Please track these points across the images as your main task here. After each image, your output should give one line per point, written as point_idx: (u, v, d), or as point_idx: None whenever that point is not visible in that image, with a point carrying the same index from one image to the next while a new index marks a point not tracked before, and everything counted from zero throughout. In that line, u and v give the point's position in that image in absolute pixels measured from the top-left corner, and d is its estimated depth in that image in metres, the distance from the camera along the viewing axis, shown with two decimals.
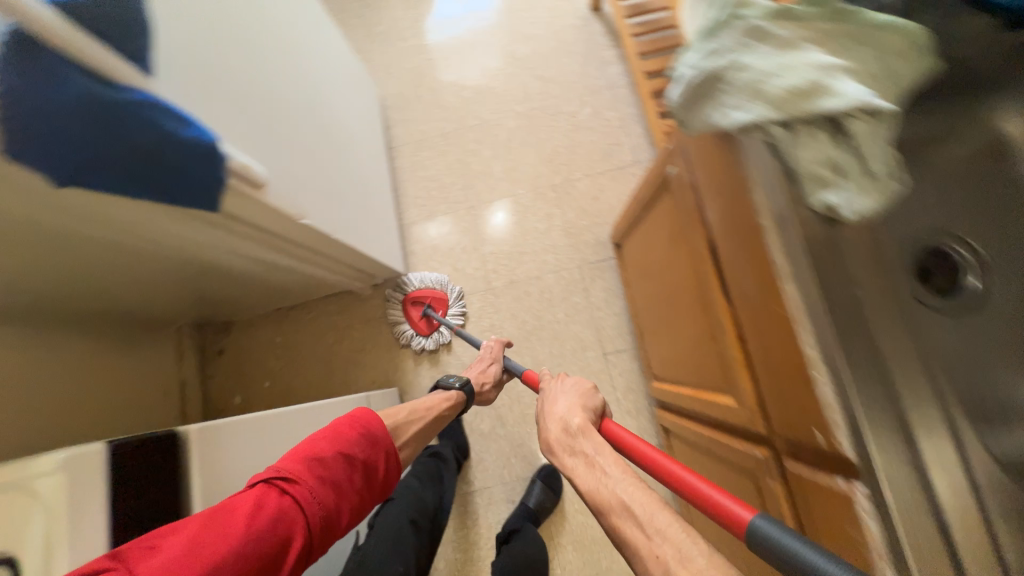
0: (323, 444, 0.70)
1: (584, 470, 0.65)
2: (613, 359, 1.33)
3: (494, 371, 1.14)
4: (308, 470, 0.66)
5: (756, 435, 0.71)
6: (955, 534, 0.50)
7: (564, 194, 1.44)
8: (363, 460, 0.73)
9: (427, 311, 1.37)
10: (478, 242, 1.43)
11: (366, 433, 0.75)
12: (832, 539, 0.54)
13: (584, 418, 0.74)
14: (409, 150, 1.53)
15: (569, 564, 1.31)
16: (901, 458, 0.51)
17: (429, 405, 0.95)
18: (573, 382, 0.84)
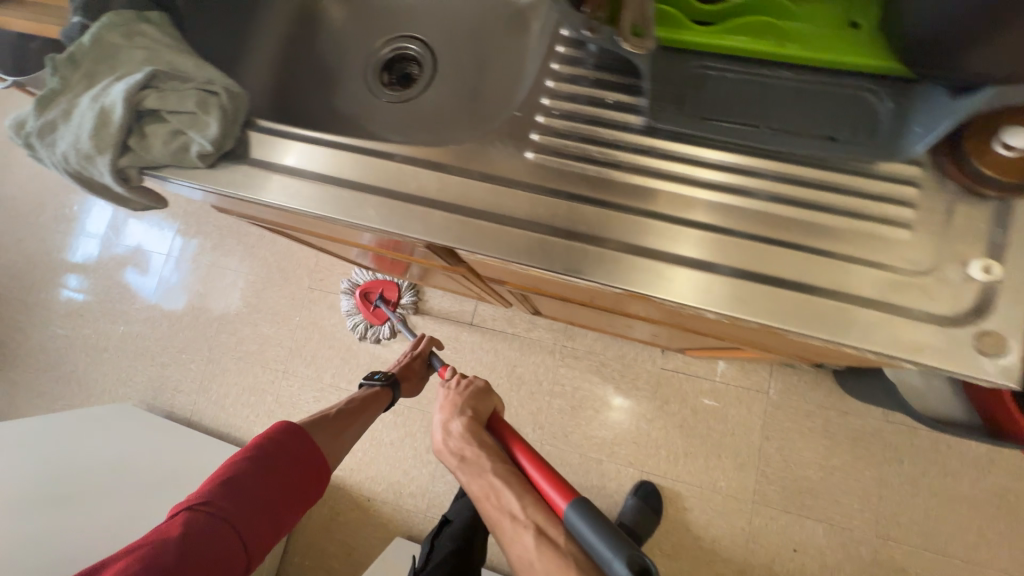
0: (241, 462, 0.72)
1: (468, 474, 0.71)
2: (480, 321, 1.35)
3: (417, 364, 1.10)
4: (220, 483, 0.70)
5: (463, 269, 0.66)
6: (575, 204, 0.42)
7: (321, 280, 1.45)
8: (284, 460, 0.75)
9: (378, 301, 1.34)
10: (317, 379, 1.40)
11: (284, 444, 0.77)
12: (646, 307, 0.51)
13: (463, 422, 0.78)
14: (204, 398, 1.45)
15: (653, 461, 1.20)
16: (470, 209, 0.44)
17: (353, 404, 0.92)
18: (466, 382, 0.87)
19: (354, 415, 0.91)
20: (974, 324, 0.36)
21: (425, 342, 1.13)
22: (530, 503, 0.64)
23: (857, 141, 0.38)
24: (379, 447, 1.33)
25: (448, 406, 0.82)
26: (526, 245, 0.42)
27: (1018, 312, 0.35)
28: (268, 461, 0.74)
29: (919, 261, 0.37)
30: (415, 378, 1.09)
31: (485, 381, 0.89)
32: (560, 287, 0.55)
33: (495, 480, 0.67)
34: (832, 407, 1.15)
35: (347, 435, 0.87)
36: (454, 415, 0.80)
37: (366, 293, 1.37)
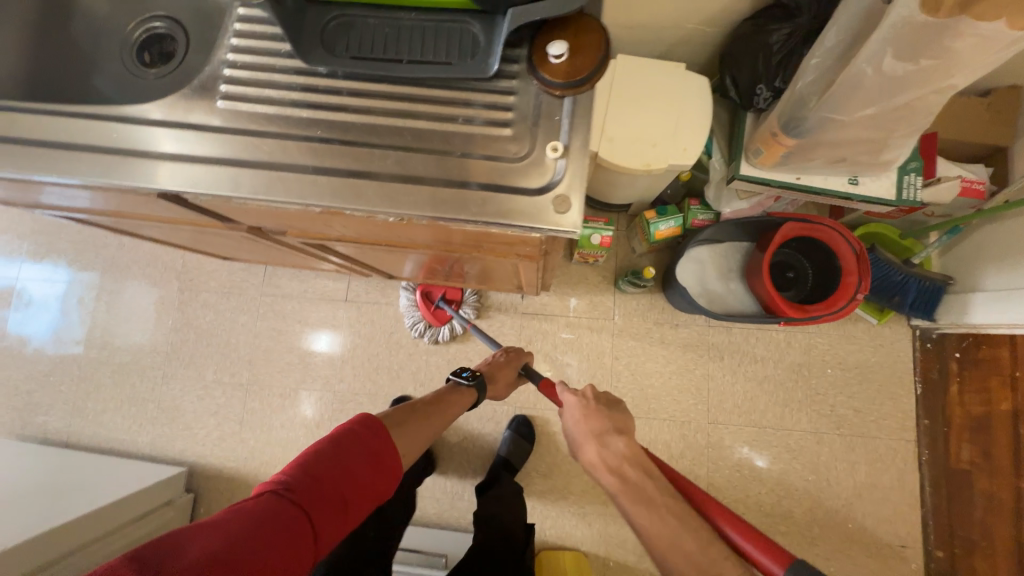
0: (324, 451, 0.64)
1: (638, 508, 0.63)
2: (355, 297, 1.41)
3: (503, 365, 1.07)
4: (300, 472, 0.61)
5: (247, 228, 0.73)
6: (262, 142, 0.51)
7: (191, 281, 1.44)
8: (366, 457, 0.66)
9: (440, 303, 1.31)
10: (198, 378, 1.40)
11: (369, 437, 0.68)
12: (371, 229, 0.61)
13: (628, 445, 0.71)
14: (79, 418, 1.41)
15: (527, 397, 1.32)
16: (179, 156, 0.52)
17: (430, 401, 0.87)
18: (603, 394, 0.80)
19: (429, 414, 0.84)
20: (548, 193, 0.48)
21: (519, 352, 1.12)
22: (702, 543, 0.58)
23: (462, 62, 0.49)
24: (270, 431, 1.36)
25: (592, 417, 0.76)
26: (224, 180, 0.50)
27: (578, 179, 0.48)
28: (350, 453, 0.65)
29: (517, 151, 0.49)
30: (505, 381, 1.06)
31: (617, 397, 0.82)
32: (317, 227, 0.64)
33: (675, 523, 0.60)
34: (665, 322, 1.33)
35: (422, 434, 0.80)
36: (609, 430, 0.74)
37: (427, 293, 1.33)
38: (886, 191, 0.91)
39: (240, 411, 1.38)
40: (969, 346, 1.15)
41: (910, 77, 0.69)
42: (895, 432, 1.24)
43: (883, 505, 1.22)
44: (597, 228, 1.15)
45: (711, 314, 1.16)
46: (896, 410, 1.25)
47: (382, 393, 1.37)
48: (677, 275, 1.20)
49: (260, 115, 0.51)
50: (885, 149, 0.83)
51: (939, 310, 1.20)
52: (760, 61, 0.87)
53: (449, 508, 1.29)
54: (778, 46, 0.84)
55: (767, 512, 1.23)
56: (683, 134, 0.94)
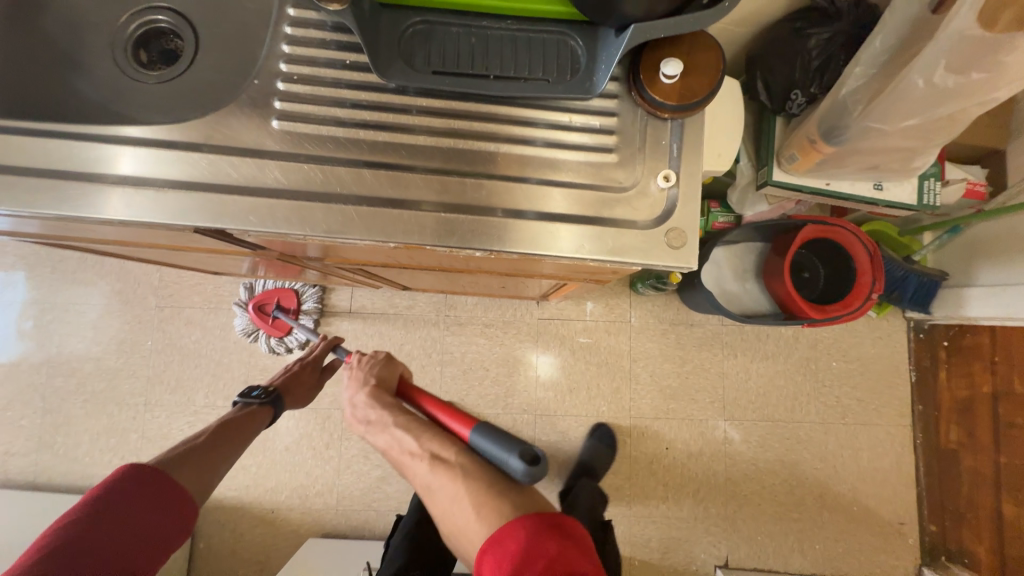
0: (72, 518, 0.57)
1: (382, 437, 0.65)
2: (358, 308, 1.32)
3: (317, 372, 1.02)
4: (54, 552, 0.54)
5: (277, 254, 0.65)
6: (327, 168, 0.44)
7: (170, 297, 1.30)
8: (128, 508, 0.60)
9: (276, 311, 1.25)
10: (188, 402, 1.28)
11: (131, 485, 0.62)
12: (438, 257, 0.56)
13: (372, 387, 0.71)
14: (48, 455, 1.25)
15: (545, 403, 1.30)
16: (225, 186, 0.43)
17: (220, 424, 0.80)
18: (371, 355, 0.78)
19: (221, 435, 0.77)
20: (664, 225, 0.45)
21: (326, 347, 1.03)
22: (425, 436, 0.61)
23: (563, 79, 0.43)
24: (273, 456, 1.27)
25: (353, 380, 0.73)
26: (284, 215, 0.43)
27: (693, 210, 0.45)
28: (106, 512, 0.58)
29: (624, 180, 0.45)
30: (307, 385, 1.01)
31: (389, 352, 0.79)
32: (378, 253, 0.58)
33: (404, 433, 0.62)
34: (679, 323, 1.33)
35: (220, 461, 0.74)
36: (362, 384, 0.72)
37: (261, 306, 1.27)
38: (908, 197, 0.94)
39: None
40: (955, 335, 1.25)
41: (956, 91, 0.70)
42: (892, 419, 1.32)
43: (882, 487, 1.30)
44: None
45: (731, 315, 1.17)
46: (893, 397, 1.33)
47: None
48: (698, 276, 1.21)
49: (323, 136, 0.44)
50: (915, 158, 0.84)
51: (934, 303, 1.26)
52: (796, 67, 0.86)
53: None
54: (816, 51, 0.83)
55: (779, 501, 1.29)
56: (719, 139, 0.92)
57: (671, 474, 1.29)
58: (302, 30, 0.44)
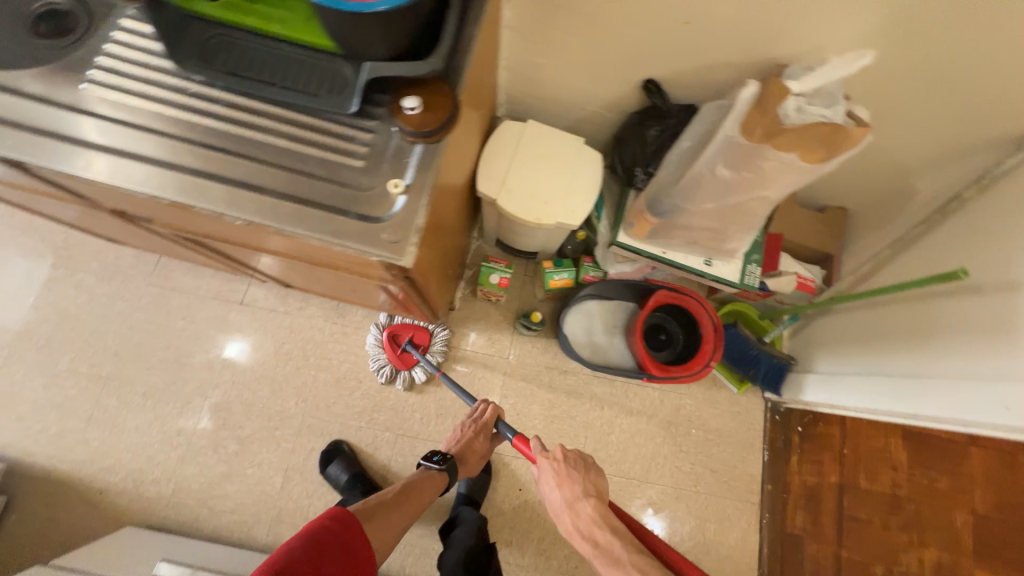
0: (293, 549, 0.75)
1: (608, 564, 0.74)
2: (251, 300, 1.37)
3: (484, 443, 1.11)
4: (284, 573, 0.72)
5: (114, 212, 0.72)
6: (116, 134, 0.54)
7: (69, 259, 1.33)
8: (335, 552, 0.79)
9: (407, 346, 1.30)
10: (49, 364, 1.26)
11: (340, 532, 0.81)
12: (226, 232, 0.63)
13: (592, 505, 0.84)
14: None
15: (412, 425, 1.32)
16: (27, 130, 0.53)
17: (407, 485, 0.98)
18: (575, 458, 0.92)
19: (401, 499, 0.95)
20: (385, 223, 0.53)
21: (489, 415, 1.12)
22: None
23: (327, 95, 0.54)
24: (120, 434, 1.24)
25: (565, 484, 0.88)
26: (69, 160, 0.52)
27: (413, 214, 0.54)
28: (320, 550, 0.77)
29: (365, 182, 0.55)
30: (477, 454, 1.10)
31: (593, 459, 0.93)
32: (169, 216, 0.63)
33: (638, 572, 0.72)
34: (555, 368, 1.40)
35: (396, 521, 0.91)
36: (579, 496, 0.86)
37: (393, 336, 1.32)
38: (732, 274, 1.06)
39: (89, 409, 1.25)
40: (809, 423, 1.31)
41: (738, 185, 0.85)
42: (743, 495, 1.36)
43: (725, 564, 1.31)
44: (497, 269, 1.25)
45: (589, 365, 1.25)
46: (745, 474, 1.38)
47: (258, 403, 1.30)
48: (564, 322, 1.30)
49: (123, 103, 0.54)
50: (728, 238, 0.99)
51: (784, 386, 1.36)
52: (638, 149, 1.03)
53: None
54: (653, 139, 0.99)
55: None
56: (574, 196, 1.05)
57: (520, 518, 1.28)
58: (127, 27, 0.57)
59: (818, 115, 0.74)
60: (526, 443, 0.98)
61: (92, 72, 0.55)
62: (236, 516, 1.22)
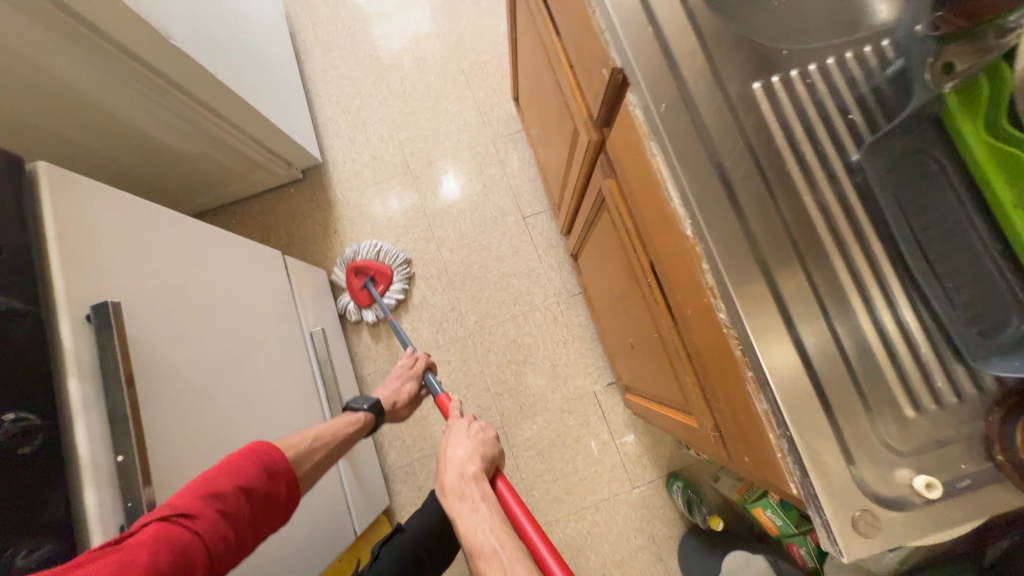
0: (220, 478, 0.59)
1: (466, 513, 0.63)
2: (531, 223, 1.37)
3: (409, 389, 1.04)
4: (213, 507, 0.56)
5: (590, 146, 0.69)
6: (722, 155, 0.45)
7: (472, 75, 1.46)
8: (257, 499, 0.62)
9: (367, 284, 1.29)
10: (396, 128, 1.45)
11: (266, 465, 0.65)
12: (671, 275, 0.54)
13: (480, 463, 0.70)
14: (319, 53, 1.51)
15: (516, 433, 1.26)
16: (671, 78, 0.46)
17: (336, 428, 0.82)
18: (480, 428, 0.78)
19: (331, 447, 0.79)
20: (869, 505, 0.37)
21: (419, 366, 1.05)
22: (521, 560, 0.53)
23: (968, 330, 0.38)
24: (378, 212, 1.41)
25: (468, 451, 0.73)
26: (675, 137, 0.45)
27: (909, 533, 0.37)
28: (243, 486, 0.61)
29: (895, 440, 0.39)
30: (405, 405, 1.03)
31: (498, 434, 0.79)
32: (642, 211, 0.56)
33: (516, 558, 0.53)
34: (657, 545, 1.18)
35: (324, 462, 0.78)
36: (469, 462, 0.70)
37: (354, 270, 1.30)
38: None
39: (383, 177, 1.43)
40: None
41: None
42: None
43: None
44: None
45: None
46: None
47: (457, 291, 1.35)
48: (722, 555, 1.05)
49: (763, 124, 0.45)
50: None
51: None
52: None
53: None
54: None
55: None
56: None
57: None
58: (845, 60, 0.45)
59: None
60: (446, 403, 0.92)
61: (772, 74, 0.45)
62: (369, 339, 1.33)
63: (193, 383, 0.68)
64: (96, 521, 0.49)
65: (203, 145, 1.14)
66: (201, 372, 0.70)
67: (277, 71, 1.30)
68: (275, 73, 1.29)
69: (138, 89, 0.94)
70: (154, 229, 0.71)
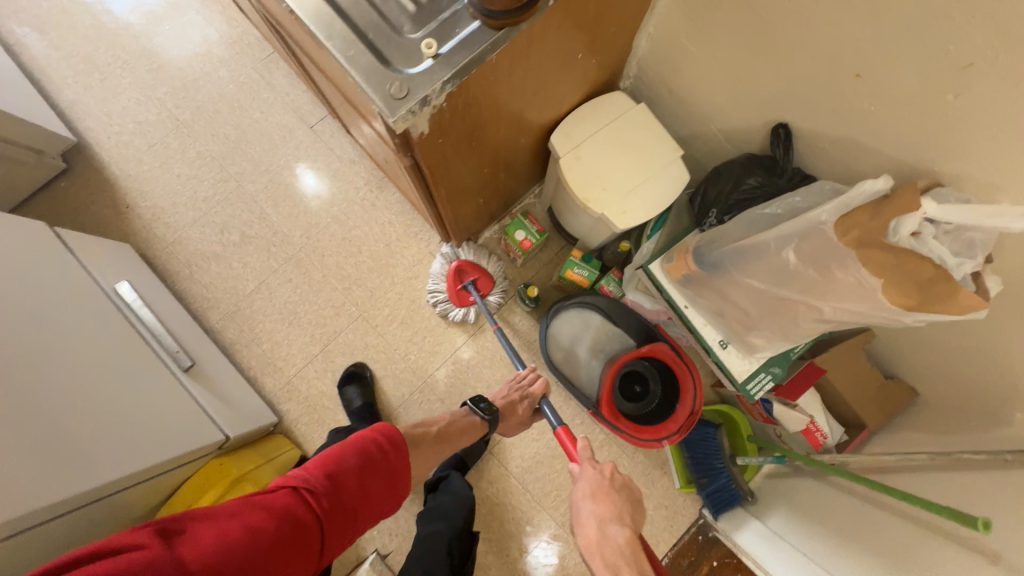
0: (348, 458, 0.71)
1: None
2: (319, 129, 1.42)
3: (525, 408, 1.08)
4: (331, 484, 0.68)
5: None
6: None
7: (207, 12, 1.44)
8: (377, 477, 0.73)
9: (468, 286, 1.24)
10: (150, 86, 1.41)
11: (388, 450, 0.75)
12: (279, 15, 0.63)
13: (625, 528, 0.71)
14: (33, 39, 1.41)
15: (378, 316, 1.35)
16: None
17: (450, 420, 0.95)
18: (622, 482, 0.81)
19: (441, 452, 0.90)
20: (396, 76, 0.50)
21: (539, 386, 1.09)
22: None
23: None
24: (165, 172, 1.38)
25: (605, 502, 0.76)
26: None
27: (427, 82, 0.50)
28: (365, 466, 0.72)
29: (407, 31, 0.51)
30: (515, 419, 1.09)
31: (639, 493, 0.81)
32: None
33: None
34: (527, 351, 1.34)
35: (424, 466, 0.86)
36: (614, 519, 0.73)
37: (459, 270, 1.24)
38: (738, 370, 0.91)
39: (156, 138, 1.39)
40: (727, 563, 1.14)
41: (797, 277, 0.70)
42: None
43: None
44: (527, 228, 1.21)
45: (556, 373, 1.20)
46: None
47: (274, 215, 1.38)
48: (559, 320, 1.22)
49: None
50: (754, 330, 0.85)
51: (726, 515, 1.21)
52: (726, 189, 0.89)
53: (243, 343, 1.32)
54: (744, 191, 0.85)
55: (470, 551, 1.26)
56: (632, 198, 0.96)
57: None
58: None
59: (934, 253, 0.56)
60: (571, 441, 0.93)
61: None
62: (205, 291, 1.33)
63: None
64: None
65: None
66: None
67: None
68: None
69: None
70: None
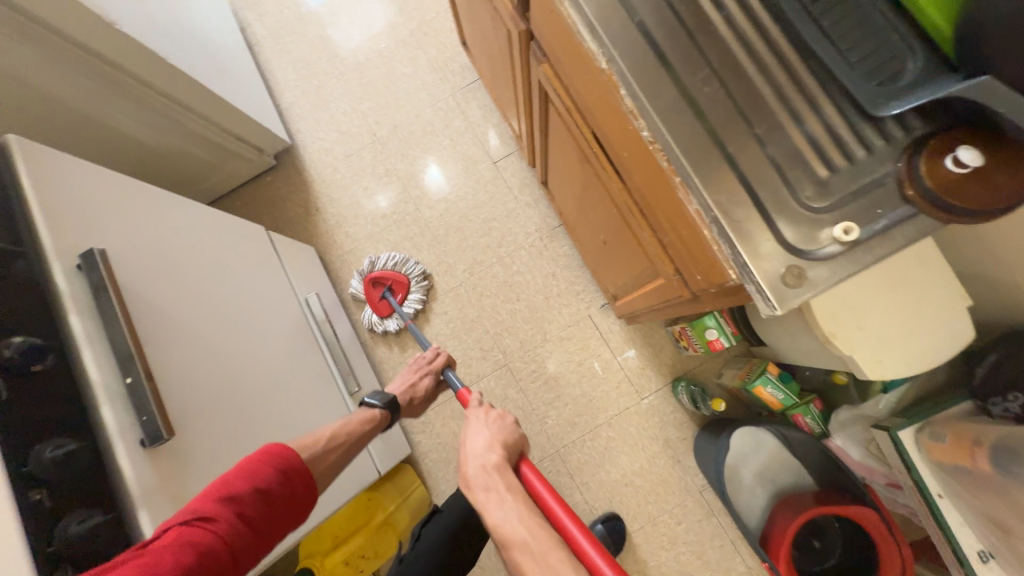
0: (238, 482, 0.60)
1: (493, 505, 0.56)
2: (501, 165, 1.40)
3: (426, 384, 0.98)
4: (231, 509, 0.58)
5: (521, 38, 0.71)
6: None
7: (420, 35, 1.48)
8: (277, 498, 0.63)
9: (385, 294, 1.31)
10: (358, 100, 1.48)
11: (282, 466, 0.65)
12: (601, 119, 0.56)
13: (504, 453, 0.64)
14: (270, 43, 1.54)
15: (522, 369, 1.30)
16: None
17: (360, 418, 0.83)
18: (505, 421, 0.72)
19: (348, 445, 0.77)
20: (793, 259, 0.40)
21: (439, 361, 1.01)
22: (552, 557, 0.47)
23: (866, 81, 0.42)
24: (354, 184, 1.44)
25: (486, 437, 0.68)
26: None
27: (831, 273, 0.40)
28: (259, 484, 0.61)
29: (813, 200, 0.41)
30: (422, 399, 0.99)
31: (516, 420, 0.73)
32: (569, 70, 0.59)
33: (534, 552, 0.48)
34: (673, 447, 1.22)
35: (342, 463, 0.76)
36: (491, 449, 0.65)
37: (373, 281, 1.32)
38: None
39: (353, 150, 1.46)
40: None
41: None
42: None
43: None
44: (719, 327, 1.06)
45: (720, 495, 1.05)
46: None
47: (441, 243, 1.38)
48: (733, 436, 1.07)
49: None
50: None
51: None
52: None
53: (390, 364, 1.34)
54: None
55: None
56: (894, 348, 0.80)
57: None
58: None
59: None
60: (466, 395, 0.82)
61: None
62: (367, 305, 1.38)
63: (189, 325, 0.71)
64: (115, 431, 0.54)
65: (180, 137, 1.17)
66: (197, 319, 0.73)
67: (232, 61, 1.34)
68: (230, 62, 1.32)
69: (115, 92, 1.00)
70: (138, 198, 0.74)
